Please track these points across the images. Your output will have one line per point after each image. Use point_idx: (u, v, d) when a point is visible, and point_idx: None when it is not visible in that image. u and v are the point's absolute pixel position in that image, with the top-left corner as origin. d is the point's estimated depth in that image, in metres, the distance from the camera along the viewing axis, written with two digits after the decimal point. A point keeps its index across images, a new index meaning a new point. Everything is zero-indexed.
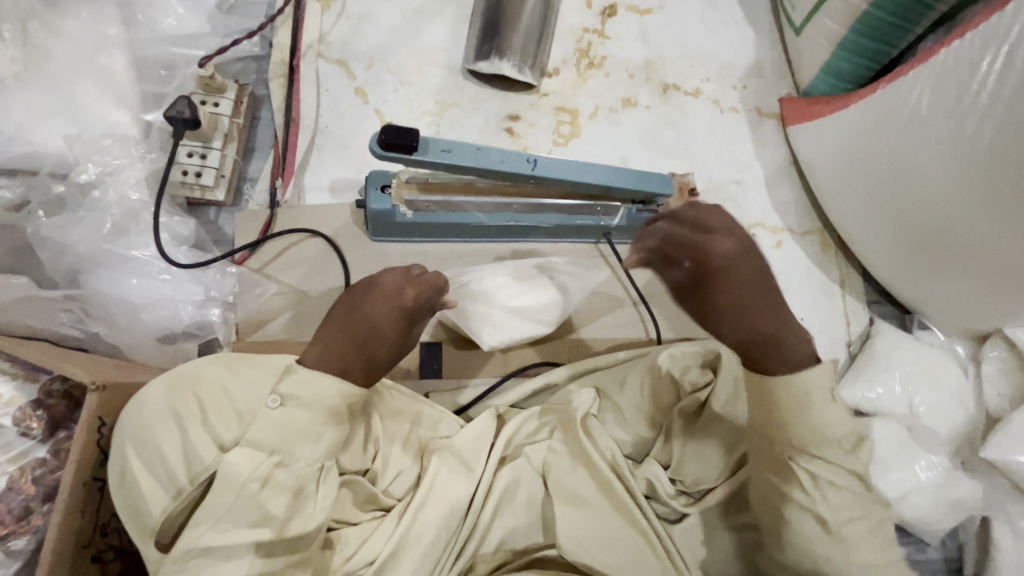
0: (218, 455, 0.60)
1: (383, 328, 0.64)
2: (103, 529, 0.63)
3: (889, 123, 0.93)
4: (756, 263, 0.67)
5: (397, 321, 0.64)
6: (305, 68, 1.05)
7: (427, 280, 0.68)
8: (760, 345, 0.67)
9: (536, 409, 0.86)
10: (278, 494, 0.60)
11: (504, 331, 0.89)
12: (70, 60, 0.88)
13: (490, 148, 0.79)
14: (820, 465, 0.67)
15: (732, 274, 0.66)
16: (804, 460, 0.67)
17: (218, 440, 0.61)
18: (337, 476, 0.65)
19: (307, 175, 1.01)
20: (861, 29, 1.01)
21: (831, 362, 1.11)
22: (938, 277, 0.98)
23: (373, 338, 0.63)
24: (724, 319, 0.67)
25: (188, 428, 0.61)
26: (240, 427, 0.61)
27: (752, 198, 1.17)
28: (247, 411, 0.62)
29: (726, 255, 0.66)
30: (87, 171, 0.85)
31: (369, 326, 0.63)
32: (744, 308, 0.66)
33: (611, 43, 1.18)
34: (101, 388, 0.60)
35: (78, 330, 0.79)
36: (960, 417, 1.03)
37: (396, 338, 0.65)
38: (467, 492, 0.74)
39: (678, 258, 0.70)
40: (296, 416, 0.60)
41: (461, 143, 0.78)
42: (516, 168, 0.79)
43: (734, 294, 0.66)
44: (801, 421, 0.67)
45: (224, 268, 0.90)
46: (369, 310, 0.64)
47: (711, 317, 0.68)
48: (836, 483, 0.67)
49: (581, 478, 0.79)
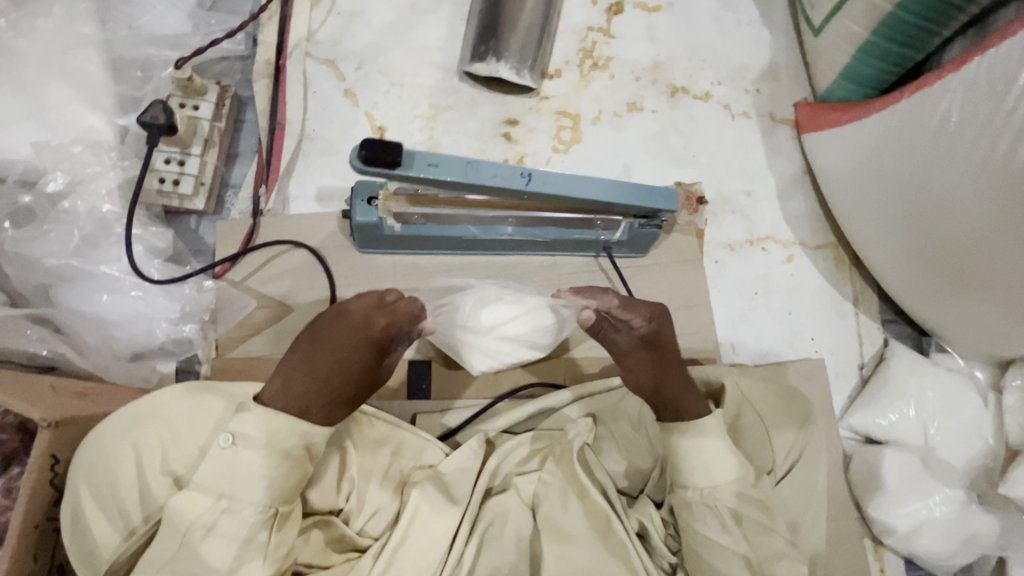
0: (171, 492, 0.59)
1: (344, 363, 0.62)
2: (60, 568, 0.60)
3: (914, 138, 0.87)
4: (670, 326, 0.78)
5: (362, 354, 0.62)
6: (292, 68, 0.99)
7: (400, 309, 0.64)
8: (674, 384, 0.75)
9: (528, 435, 0.83)
10: (220, 546, 0.57)
11: (489, 357, 0.84)
12: (40, 61, 0.84)
13: (482, 162, 0.73)
14: (736, 505, 0.71)
15: (664, 324, 0.76)
16: (722, 501, 0.72)
17: (172, 477, 0.60)
18: (292, 524, 0.61)
19: (292, 183, 0.96)
20: (885, 32, 0.94)
21: (840, 386, 1.05)
22: (960, 302, 0.92)
23: (336, 372, 0.61)
24: (655, 356, 0.75)
25: (144, 465, 0.60)
26: (195, 463, 0.61)
27: (763, 211, 1.10)
28: (202, 446, 0.61)
29: (655, 311, 0.76)
30: (55, 180, 0.81)
31: (333, 363, 0.61)
32: (665, 347, 0.76)
33: (617, 43, 1.12)
34: (53, 426, 0.58)
35: (45, 348, 0.75)
36: (978, 449, 0.97)
37: (361, 371, 0.63)
38: (448, 532, 0.70)
39: (630, 320, 0.73)
40: (255, 461, 0.58)
41: (448, 157, 0.72)
42: (508, 182, 0.74)
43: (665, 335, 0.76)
44: (711, 465, 0.72)
45: (201, 283, 0.86)
46: (332, 343, 0.62)
47: (644, 355, 0.74)
48: (750, 519, 0.71)
49: (574, 515, 0.75)
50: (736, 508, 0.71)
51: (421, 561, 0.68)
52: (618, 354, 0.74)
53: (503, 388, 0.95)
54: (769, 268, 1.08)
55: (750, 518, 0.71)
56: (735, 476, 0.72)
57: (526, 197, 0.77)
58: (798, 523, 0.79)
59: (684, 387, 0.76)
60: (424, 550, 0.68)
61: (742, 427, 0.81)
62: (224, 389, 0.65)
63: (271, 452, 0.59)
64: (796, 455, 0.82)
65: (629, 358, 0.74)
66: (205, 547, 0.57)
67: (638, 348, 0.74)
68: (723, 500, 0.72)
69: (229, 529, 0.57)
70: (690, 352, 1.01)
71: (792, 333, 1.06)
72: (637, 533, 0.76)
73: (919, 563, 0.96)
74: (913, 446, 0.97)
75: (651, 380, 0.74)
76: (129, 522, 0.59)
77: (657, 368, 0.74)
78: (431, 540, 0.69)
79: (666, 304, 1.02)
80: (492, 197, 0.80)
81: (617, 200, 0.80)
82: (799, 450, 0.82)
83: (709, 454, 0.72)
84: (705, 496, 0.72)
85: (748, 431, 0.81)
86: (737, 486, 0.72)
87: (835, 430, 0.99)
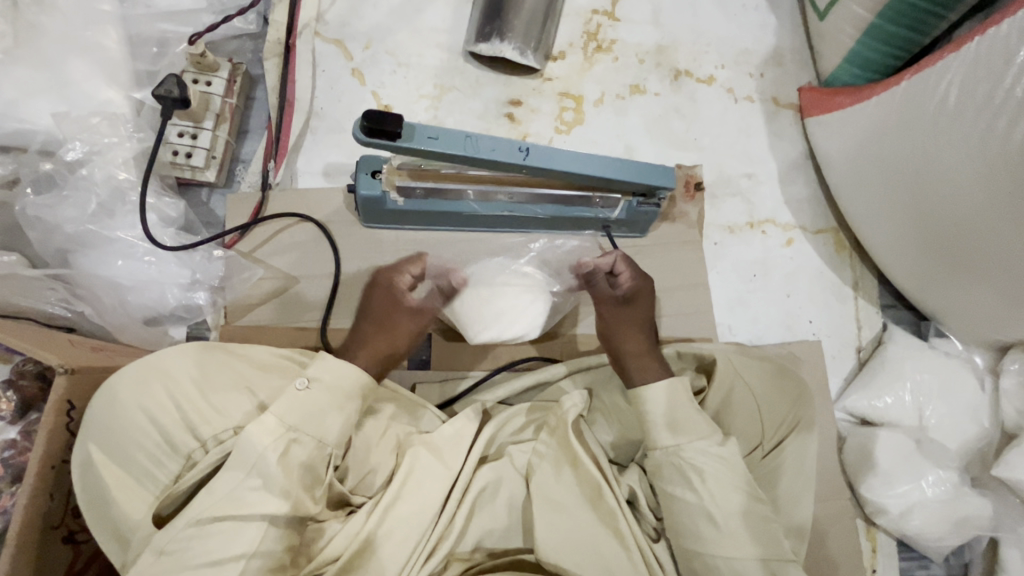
0: (197, 445, 0.64)
1: (383, 318, 0.77)
2: (74, 511, 0.64)
3: (915, 118, 0.87)
4: (645, 303, 0.85)
5: (394, 309, 0.78)
6: (301, 47, 1.02)
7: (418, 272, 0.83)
8: (648, 348, 0.82)
9: (524, 407, 0.87)
10: (223, 493, 0.61)
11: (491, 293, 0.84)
12: (61, 36, 0.88)
13: (481, 136, 0.75)
14: (708, 465, 0.72)
15: (642, 297, 0.85)
16: (692, 462, 0.73)
17: (196, 435, 0.64)
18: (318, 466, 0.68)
19: (300, 159, 0.99)
20: (889, 15, 0.94)
21: (836, 369, 1.06)
22: (957, 283, 0.92)
23: (379, 326, 0.77)
24: (634, 322, 0.84)
25: (158, 420, 0.63)
26: (234, 431, 0.65)
27: (763, 194, 1.11)
28: (227, 409, 0.66)
29: (634, 284, 0.85)
30: (73, 149, 0.84)
31: (376, 320, 0.77)
32: (642, 319, 0.84)
33: (621, 26, 1.13)
34: (70, 372, 0.61)
35: (67, 311, 0.79)
36: (975, 433, 0.97)
37: (396, 326, 0.77)
38: (442, 490, 0.74)
39: (619, 284, 0.85)
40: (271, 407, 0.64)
41: (450, 131, 0.74)
42: (506, 156, 0.76)
43: (641, 310, 0.85)
44: (685, 427, 0.75)
45: (211, 252, 0.89)
46: (374, 305, 0.78)
47: (623, 320, 0.84)
48: (723, 481, 0.71)
49: (565, 483, 0.77)
50: (706, 470, 0.72)
51: (414, 518, 0.71)
52: (602, 314, 0.85)
53: (501, 362, 0.97)
54: (768, 251, 1.09)
55: (719, 482, 0.71)
56: (702, 437, 0.74)
57: (524, 172, 0.79)
58: (797, 500, 0.79)
59: (650, 349, 0.82)
60: (417, 508, 0.71)
61: (733, 400, 0.86)
62: (230, 352, 0.70)
63: (291, 407, 0.65)
64: (792, 423, 0.83)
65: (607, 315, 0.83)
66: (211, 496, 0.60)
67: (613, 308, 0.84)
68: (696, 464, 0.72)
69: (245, 479, 0.62)
70: (685, 332, 1.02)
71: (789, 316, 1.07)
72: (628, 501, 0.79)
73: (911, 545, 0.97)
74: (908, 428, 0.97)
75: (636, 341, 0.82)
76: (156, 475, 0.63)
77: (630, 328, 0.83)
78: (425, 498, 0.72)
79: (663, 285, 1.04)
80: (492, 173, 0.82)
81: (614, 172, 0.82)
82: (793, 426, 0.83)
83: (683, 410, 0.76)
84: (678, 460, 0.73)
85: (739, 405, 0.86)
86: (709, 451, 0.73)
87: (830, 410, 1.00)
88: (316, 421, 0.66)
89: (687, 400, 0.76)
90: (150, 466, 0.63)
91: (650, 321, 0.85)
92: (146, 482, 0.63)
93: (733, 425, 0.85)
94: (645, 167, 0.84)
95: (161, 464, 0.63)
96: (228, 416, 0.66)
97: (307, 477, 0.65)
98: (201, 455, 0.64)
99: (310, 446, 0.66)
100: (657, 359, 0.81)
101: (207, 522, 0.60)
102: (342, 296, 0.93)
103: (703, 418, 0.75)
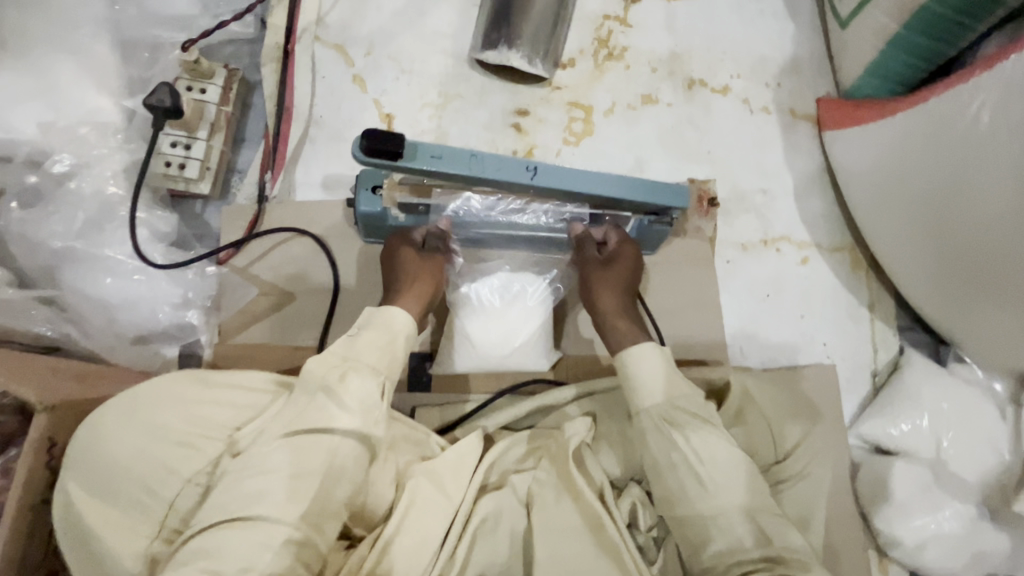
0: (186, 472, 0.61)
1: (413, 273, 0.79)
2: (55, 550, 0.62)
3: (943, 138, 0.83)
4: (633, 271, 0.85)
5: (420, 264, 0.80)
6: (300, 52, 0.98)
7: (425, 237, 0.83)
8: (632, 312, 0.81)
9: (525, 434, 0.84)
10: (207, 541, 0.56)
11: (503, 277, 0.87)
12: (48, 41, 0.84)
13: (486, 155, 0.71)
14: (690, 424, 0.71)
15: (631, 267, 0.84)
16: (675, 424, 0.71)
17: (185, 466, 0.62)
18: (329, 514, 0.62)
19: (298, 169, 0.95)
20: (915, 25, 0.89)
21: (850, 395, 1.02)
22: (980, 308, 0.88)
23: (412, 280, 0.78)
24: (622, 289, 0.83)
25: (148, 449, 0.61)
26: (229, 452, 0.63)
27: (779, 210, 1.07)
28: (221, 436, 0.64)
29: (625, 254, 0.85)
30: (61, 161, 0.81)
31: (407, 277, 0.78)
32: (628, 285, 0.84)
33: (633, 32, 1.08)
34: (49, 409, 0.58)
35: (49, 329, 0.75)
36: (995, 465, 0.93)
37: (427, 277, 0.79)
38: (442, 521, 0.71)
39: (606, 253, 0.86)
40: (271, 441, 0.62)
41: (453, 149, 0.71)
42: (512, 176, 0.72)
43: (629, 277, 0.84)
44: (665, 384, 0.74)
45: (204, 269, 0.87)
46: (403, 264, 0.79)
47: (610, 286, 0.82)
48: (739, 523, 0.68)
49: (568, 513, 0.75)
50: (690, 430, 0.71)
51: (412, 557, 0.68)
52: (586, 278, 0.83)
53: (505, 384, 0.94)
54: (782, 269, 1.05)
55: (705, 442, 0.70)
56: (685, 395, 0.74)
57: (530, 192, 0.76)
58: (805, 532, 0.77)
59: (631, 308, 0.82)
60: (416, 546, 0.68)
61: (747, 417, 0.82)
62: (213, 378, 0.68)
63: (278, 438, 0.61)
64: (807, 461, 0.81)
65: (593, 277, 0.82)
66: (286, 419, 0.63)
67: (596, 266, 0.83)
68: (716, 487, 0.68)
69: (315, 402, 0.64)
70: (696, 354, 0.98)
71: (803, 337, 1.03)
72: (628, 523, 0.77)
73: None
74: (924, 458, 0.94)
75: (623, 306, 0.81)
76: (153, 508, 0.60)
77: (612, 285, 0.82)
78: (424, 534, 0.69)
79: (673, 305, 1.00)
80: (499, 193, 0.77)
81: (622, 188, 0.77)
82: (806, 462, 0.81)
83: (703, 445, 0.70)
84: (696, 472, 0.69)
85: (754, 427, 0.82)
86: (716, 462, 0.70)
87: (844, 437, 0.97)
88: (352, 351, 0.68)
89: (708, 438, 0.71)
90: (137, 507, 0.60)
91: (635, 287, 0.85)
92: (134, 521, 0.60)
93: (752, 442, 0.80)
94: (651, 184, 0.80)
95: (149, 498, 0.60)
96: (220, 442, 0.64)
97: (365, 406, 0.65)
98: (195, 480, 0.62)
99: (367, 378, 0.66)
100: (641, 324, 0.81)
101: (289, 437, 0.61)
102: (340, 314, 0.90)
103: (681, 378, 0.75)
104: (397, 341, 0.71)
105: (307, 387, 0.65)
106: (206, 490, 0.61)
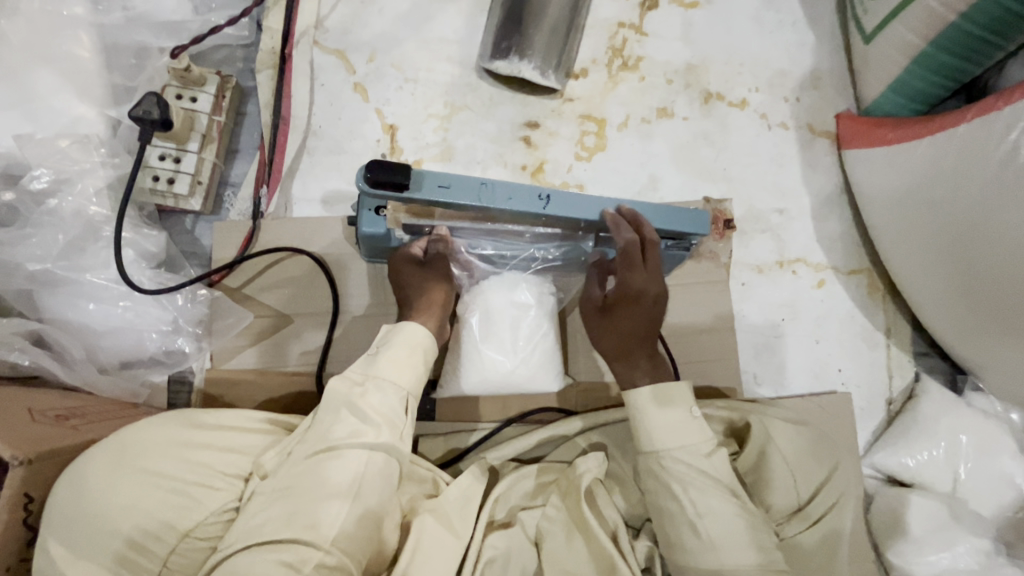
0: (187, 525, 0.59)
1: (425, 288, 0.75)
2: None
3: (974, 168, 0.78)
4: (642, 304, 0.74)
5: (430, 277, 0.75)
6: (298, 57, 0.93)
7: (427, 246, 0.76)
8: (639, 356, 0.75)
9: (533, 468, 0.80)
10: None
11: (512, 292, 0.80)
12: (27, 48, 0.79)
13: (498, 183, 0.67)
14: (689, 476, 0.69)
15: (635, 307, 0.74)
16: (674, 464, 0.69)
17: (186, 518, 0.59)
18: None
19: (295, 184, 0.91)
20: (942, 44, 0.85)
21: (864, 424, 1.00)
22: (1001, 341, 0.85)
23: (423, 295, 0.75)
24: (624, 334, 0.74)
25: (145, 498, 0.57)
26: (238, 497, 0.62)
27: (796, 230, 1.03)
28: (223, 481, 0.62)
29: (632, 283, 0.73)
30: (39, 177, 0.76)
31: (419, 293, 0.75)
32: (632, 328, 0.74)
33: (649, 41, 1.04)
34: (26, 464, 0.54)
35: (27, 359, 0.71)
36: (1009, 498, 0.91)
37: (440, 291, 0.75)
38: (452, 565, 0.67)
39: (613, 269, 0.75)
40: (278, 484, 0.60)
41: (463, 178, 0.66)
42: (525, 206, 0.67)
43: (629, 319, 0.74)
44: (666, 425, 0.70)
45: (195, 293, 0.83)
46: (412, 279, 0.75)
47: (604, 326, 0.76)
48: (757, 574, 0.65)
49: (579, 555, 0.71)
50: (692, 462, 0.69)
51: None
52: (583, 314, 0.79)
53: (513, 412, 0.90)
54: (799, 293, 1.02)
55: (704, 472, 0.69)
56: (688, 447, 0.70)
57: (542, 220, 0.71)
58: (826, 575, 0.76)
59: (641, 340, 0.75)
60: None
61: (767, 466, 0.78)
62: (203, 420, 0.65)
63: (285, 481, 0.60)
64: (833, 500, 0.78)
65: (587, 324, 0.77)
66: (306, 444, 0.63)
67: (589, 313, 0.77)
68: (712, 536, 0.66)
69: (339, 418, 0.64)
70: (709, 381, 0.96)
71: (818, 363, 1.00)
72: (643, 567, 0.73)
73: None
74: (939, 492, 0.92)
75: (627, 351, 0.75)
76: (146, 568, 0.56)
77: (613, 329, 0.75)
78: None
79: (687, 328, 0.97)
80: (510, 225, 0.73)
81: (629, 209, 0.72)
82: (832, 503, 0.78)
83: (705, 491, 0.68)
84: (692, 517, 0.67)
85: (777, 473, 0.77)
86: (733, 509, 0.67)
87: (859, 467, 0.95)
88: (372, 368, 0.67)
89: (721, 483, 0.68)
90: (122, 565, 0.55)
91: (645, 328, 0.75)
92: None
93: (768, 491, 0.77)
94: (669, 212, 0.76)
95: (142, 553, 0.56)
96: (224, 488, 0.61)
97: (390, 418, 0.65)
98: (198, 529, 0.59)
99: (388, 391, 0.66)
100: (647, 366, 0.75)
101: (313, 458, 0.61)
102: (340, 338, 0.86)
103: (693, 424, 0.71)
104: (418, 354, 0.70)
105: (331, 404, 0.65)
106: (213, 549, 0.60)
